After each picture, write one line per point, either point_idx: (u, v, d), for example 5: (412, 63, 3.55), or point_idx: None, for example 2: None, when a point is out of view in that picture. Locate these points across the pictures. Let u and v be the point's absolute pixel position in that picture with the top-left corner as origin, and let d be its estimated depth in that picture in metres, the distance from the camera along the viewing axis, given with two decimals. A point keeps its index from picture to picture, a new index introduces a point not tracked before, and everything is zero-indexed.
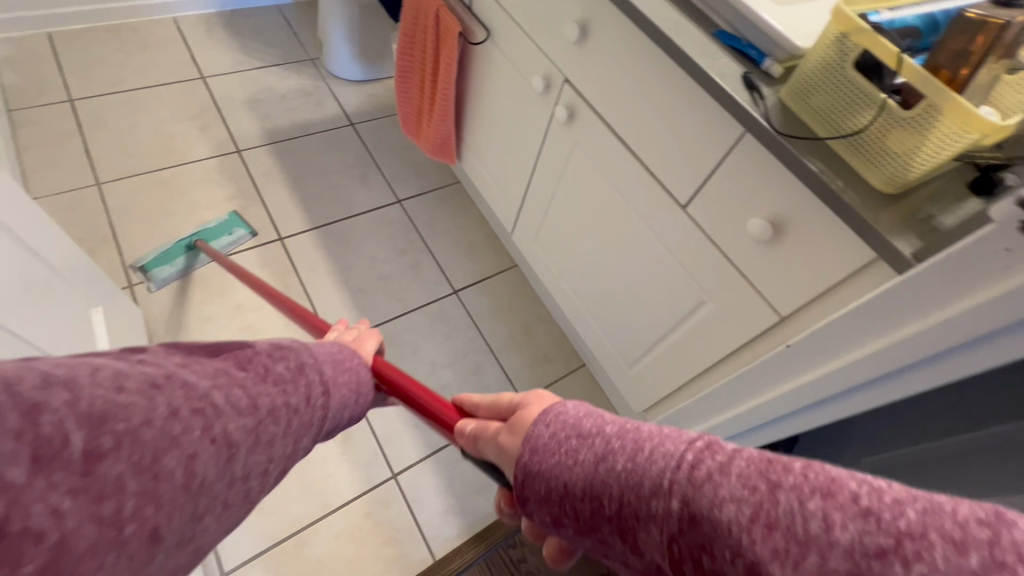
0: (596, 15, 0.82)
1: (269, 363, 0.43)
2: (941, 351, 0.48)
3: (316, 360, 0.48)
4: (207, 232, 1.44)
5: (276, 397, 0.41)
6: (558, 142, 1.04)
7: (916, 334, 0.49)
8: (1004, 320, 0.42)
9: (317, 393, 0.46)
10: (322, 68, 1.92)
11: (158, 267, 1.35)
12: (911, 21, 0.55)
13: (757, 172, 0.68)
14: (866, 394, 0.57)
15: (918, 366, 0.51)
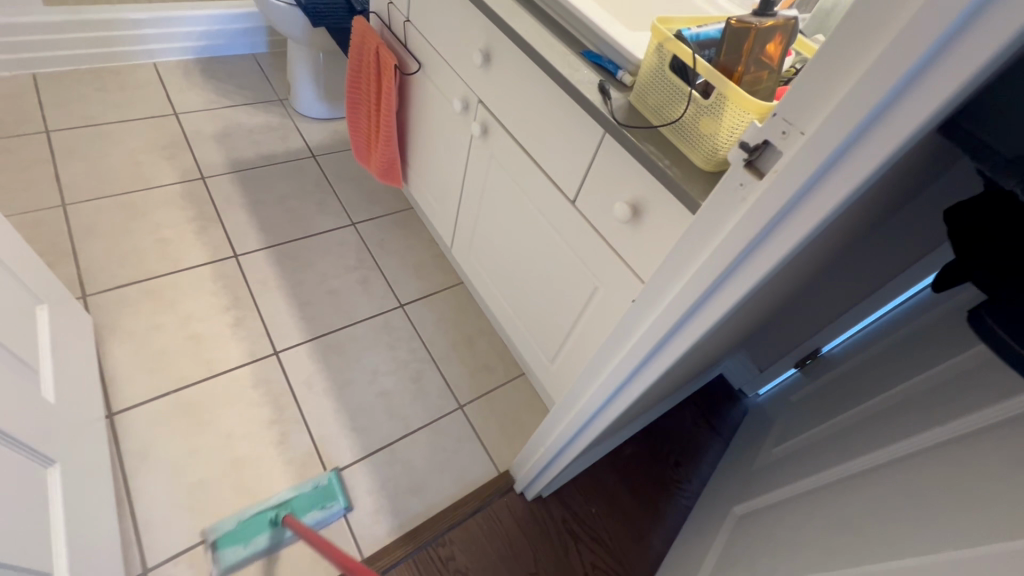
0: (495, 43, 0.97)
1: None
2: (717, 284, 0.56)
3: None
4: (299, 503, 1.18)
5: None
6: (478, 156, 1.16)
7: (699, 271, 0.56)
8: (745, 243, 0.50)
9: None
10: (290, 108, 2.09)
11: (228, 549, 1.09)
12: (712, 34, 0.69)
13: (617, 163, 0.80)
14: (678, 338, 0.64)
15: (706, 304, 0.58)
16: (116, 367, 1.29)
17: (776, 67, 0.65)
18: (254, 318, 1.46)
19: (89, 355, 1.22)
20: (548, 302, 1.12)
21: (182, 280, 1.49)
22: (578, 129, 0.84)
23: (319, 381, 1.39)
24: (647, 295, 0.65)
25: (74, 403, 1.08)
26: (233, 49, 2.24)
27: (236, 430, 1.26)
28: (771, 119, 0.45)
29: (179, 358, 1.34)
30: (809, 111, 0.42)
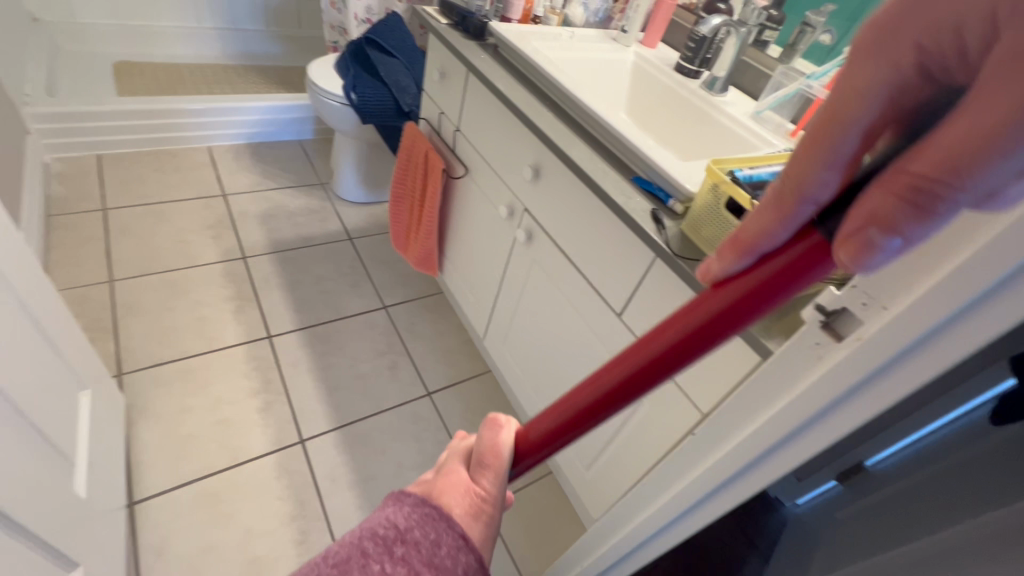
0: (545, 161, 1.03)
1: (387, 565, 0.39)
2: (792, 433, 0.55)
3: (430, 536, 0.43)
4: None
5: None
6: (520, 258, 1.20)
7: (772, 417, 0.56)
8: (822, 398, 0.50)
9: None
10: (331, 191, 2.20)
11: None
12: (765, 177, 0.73)
13: (667, 285, 0.82)
14: (747, 479, 0.62)
15: (780, 449, 0.57)
16: (143, 450, 1.27)
17: None
18: (282, 402, 1.46)
19: (120, 439, 1.21)
20: None
21: (216, 360, 1.50)
22: (628, 249, 0.88)
23: (342, 473, 1.35)
24: (712, 430, 0.65)
25: (101, 493, 1.05)
26: (282, 135, 2.40)
27: (255, 525, 1.21)
28: (850, 289, 0.46)
29: (205, 443, 1.32)
30: (892, 291, 0.43)
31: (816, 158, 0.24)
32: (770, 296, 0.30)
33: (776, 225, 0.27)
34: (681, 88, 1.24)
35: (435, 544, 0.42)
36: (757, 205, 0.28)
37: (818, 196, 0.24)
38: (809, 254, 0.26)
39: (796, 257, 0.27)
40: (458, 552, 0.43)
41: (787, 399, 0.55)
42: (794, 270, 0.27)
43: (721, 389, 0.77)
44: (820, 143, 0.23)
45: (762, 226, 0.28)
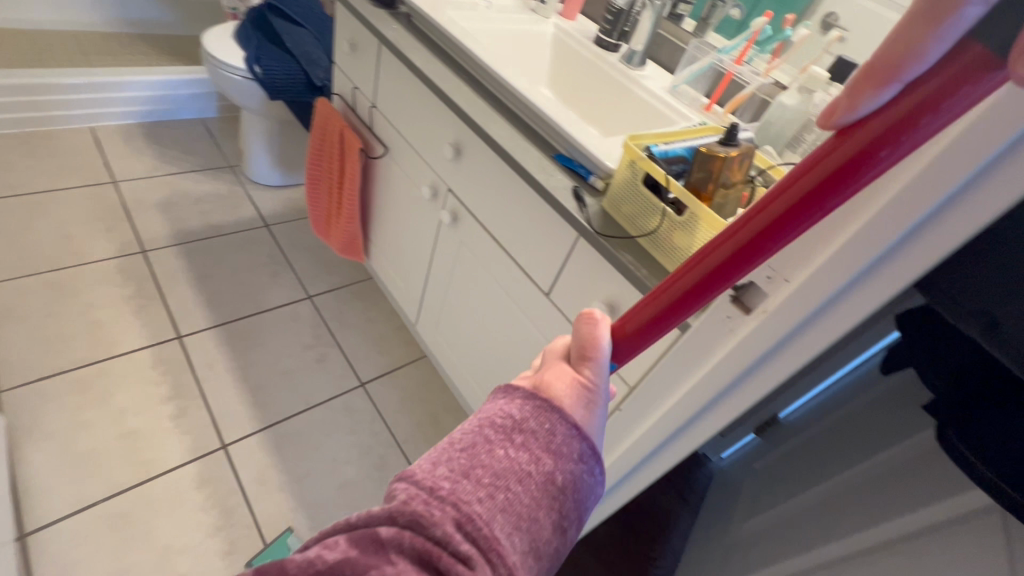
0: (465, 139, 0.99)
1: (504, 476, 0.35)
2: (710, 402, 0.57)
3: (547, 433, 0.38)
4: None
5: (485, 510, 0.33)
6: (447, 241, 1.16)
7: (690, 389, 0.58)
8: (734, 369, 0.52)
9: (565, 490, 0.36)
10: (241, 175, 2.03)
11: None
12: (680, 152, 0.73)
13: (591, 263, 0.82)
14: (672, 448, 0.65)
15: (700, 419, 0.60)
16: (34, 475, 1.14)
17: (741, 186, 0.70)
18: (199, 406, 1.35)
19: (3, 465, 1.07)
20: None
21: (117, 367, 1.36)
22: (552, 228, 0.87)
23: (272, 475, 1.28)
24: (639, 404, 0.67)
25: None
26: (181, 113, 2.17)
27: (175, 541, 1.12)
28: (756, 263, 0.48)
29: (111, 459, 1.20)
30: (794, 264, 0.45)
31: (918, 36, 0.25)
32: (865, 170, 0.30)
33: (866, 100, 0.28)
34: (601, 61, 1.23)
35: (551, 437, 0.37)
36: (847, 87, 0.28)
37: (927, 56, 0.25)
38: (916, 115, 0.27)
39: (901, 114, 0.27)
40: (573, 443, 0.38)
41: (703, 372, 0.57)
42: (894, 133, 0.28)
43: (645, 364, 0.78)
44: (934, 7, 0.23)
45: (853, 104, 0.29)
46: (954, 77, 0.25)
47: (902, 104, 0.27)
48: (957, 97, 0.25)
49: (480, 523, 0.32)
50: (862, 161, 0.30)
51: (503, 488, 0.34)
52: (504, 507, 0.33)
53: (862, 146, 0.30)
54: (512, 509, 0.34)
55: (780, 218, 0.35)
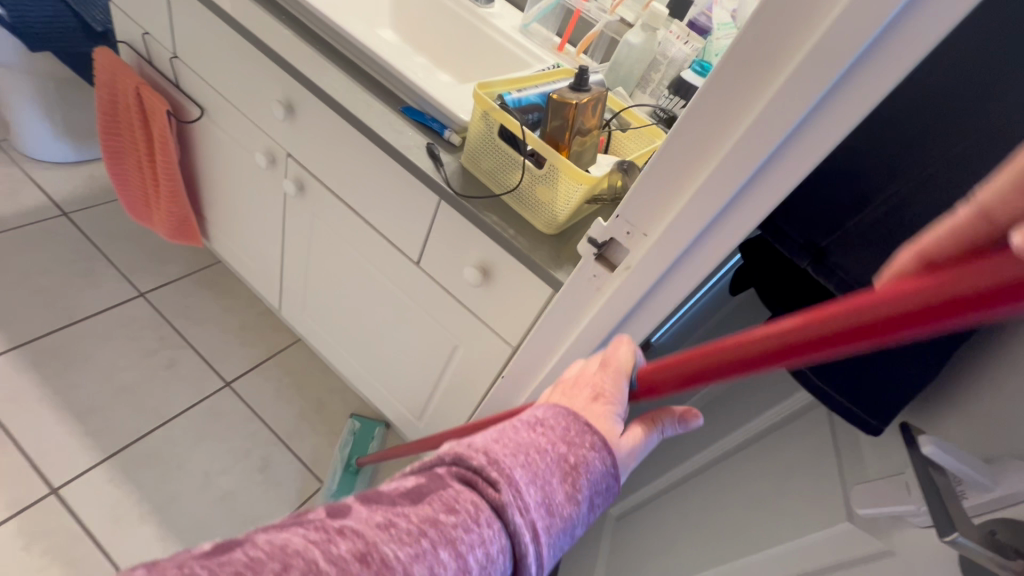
0: (296, 95, 0.85)
1: (531, 443, 0.37)
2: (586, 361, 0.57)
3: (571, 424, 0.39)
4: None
5: (510, 467, 0.35)
6: (298, 213, 1.02)
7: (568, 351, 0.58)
8: (606, 326, 0.52)
9: (580, 470, 0.37)
10: (13, 152, 1.59)
11: None
12: (534, 99, 0.69)
13: (457, 227, 0.76)
14: None
15: None
16: None
17: (598, 133, 0.69)
18: (8, 451, 1.09)
19: None
20: (407, 361, 1.05)
21: None
22: (411, 192, 0.79)
23: (128, 509, 1.10)
24: (522, 369, 0.66)
25: None
26: None
27: None
28: (615, 219, 0.47)
29: None
30: (651, 218, 0.45)
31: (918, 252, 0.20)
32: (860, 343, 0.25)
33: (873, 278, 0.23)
34: None
35: (569, 430, 0.39)
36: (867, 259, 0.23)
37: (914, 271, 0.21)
38: (924, 311, 0.21)
39: (888, 308, 0.23)
40: (588, 436, 0.39)
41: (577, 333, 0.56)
42: (888, 324, 0.23)
43: (525, 323, 0.77)
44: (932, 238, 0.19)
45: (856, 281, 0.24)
46: (957, 297, 0.20)
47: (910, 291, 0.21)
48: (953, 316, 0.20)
49: (507, 470, 0.35)
50: (876, 332, 0.24)
51: (525, 455, 0.36)
52: (525, 466, 0.36)
53: (872, 317, 0.24)
54: (534, 471, 0.36)
55: (774, 352, 0.30)
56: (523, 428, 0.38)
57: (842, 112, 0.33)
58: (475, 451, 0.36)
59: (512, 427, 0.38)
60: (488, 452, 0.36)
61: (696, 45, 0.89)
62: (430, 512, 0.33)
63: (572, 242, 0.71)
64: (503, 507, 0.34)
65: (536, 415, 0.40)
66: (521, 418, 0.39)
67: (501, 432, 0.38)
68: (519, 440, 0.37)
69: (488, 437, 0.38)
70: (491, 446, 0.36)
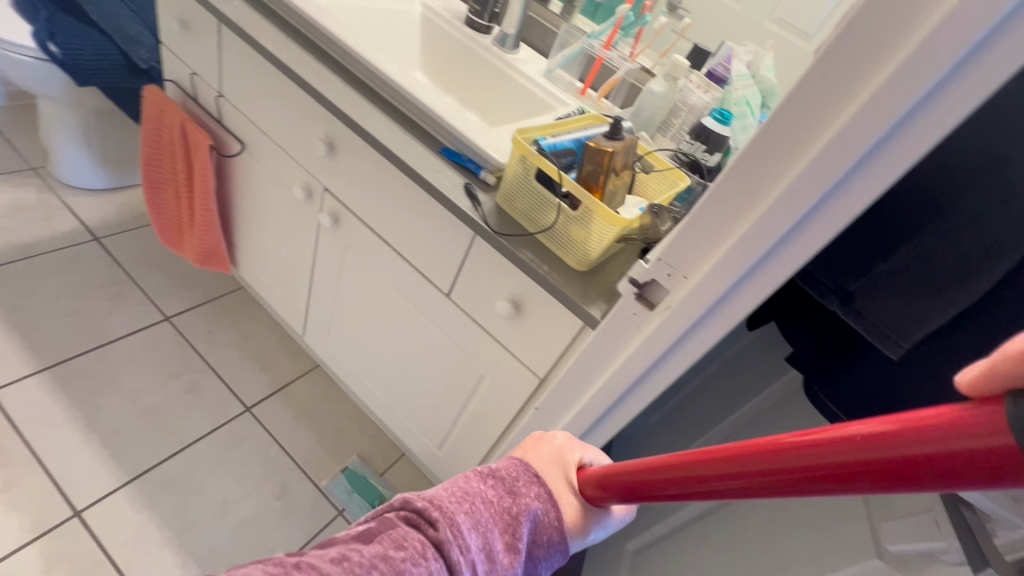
0: (338, 134, 0.90)
1: (482, 488, 0.42)
2: (620, 396, 0.60)
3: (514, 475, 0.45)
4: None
5: (458, 513, 0.40)
6: (330, 245, 1.06)
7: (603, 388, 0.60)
8: (643, 363, 0.55)
9: (523, 516, 0.42)
10: (50, 179, 1.65)
11: None
12: (567, 144, 0.74)
13: (490, 262, 0.80)
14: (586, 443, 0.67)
15: (613, 411, 0.62)
16: None
17: (627, 179, 0.73)
18: (35, 472, 1.11)
19: None
20: (430, 390, 1.07)
21: None
22: (446, 229, 0.83)
23: (147, 533, 1.11)
24: (555, 404, 0.68)
25: None
26: None
27: None
28: (658, 262, 0.50)
29: None
30: (691, 263, 0.48)
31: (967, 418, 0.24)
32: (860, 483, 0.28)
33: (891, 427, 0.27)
34: (474, 44, 1.19)
35: (515, 481, 0.44)
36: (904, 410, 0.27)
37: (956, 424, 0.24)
38: (947, 465, 0.25)
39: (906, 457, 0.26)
40: (534, 487, 0.44)
41: (613, 369, 0.59)
42: (899, 471, 0.26)
43: (553, 356, 0.79)
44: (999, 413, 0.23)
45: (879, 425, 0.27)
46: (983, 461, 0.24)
47: (939, 443, 0.25)
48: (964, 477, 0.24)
49: (450, 513, 0.39)
50: (884, 476, 0.27)
51: (469, 503, 0.41)
52: (468, 513, 0.40)
53: (882, 457, 0.27)
54: (477, 516, 0.40)
55: (776, 468, 0.32)
56: (474, 482, 0.43)
57: (874, 175, 0.37)
58: (431, 496, 0.41)
59: (466, 481, 0.43)
60: (441, 498, 0.41)
61: (715, 94, 0.95)
62: (382, 549, 0.36)
63: (601, 280, 0.75)
64: (444, 544, 0.38)
65: (490, 471, 0.45)
66: (477, 474, 0.44)
67: (456, 483, 0.43)
68: (470, 489, 0.42)
69: (444, 487, 0.42)
70: (446, 493, 0.41)
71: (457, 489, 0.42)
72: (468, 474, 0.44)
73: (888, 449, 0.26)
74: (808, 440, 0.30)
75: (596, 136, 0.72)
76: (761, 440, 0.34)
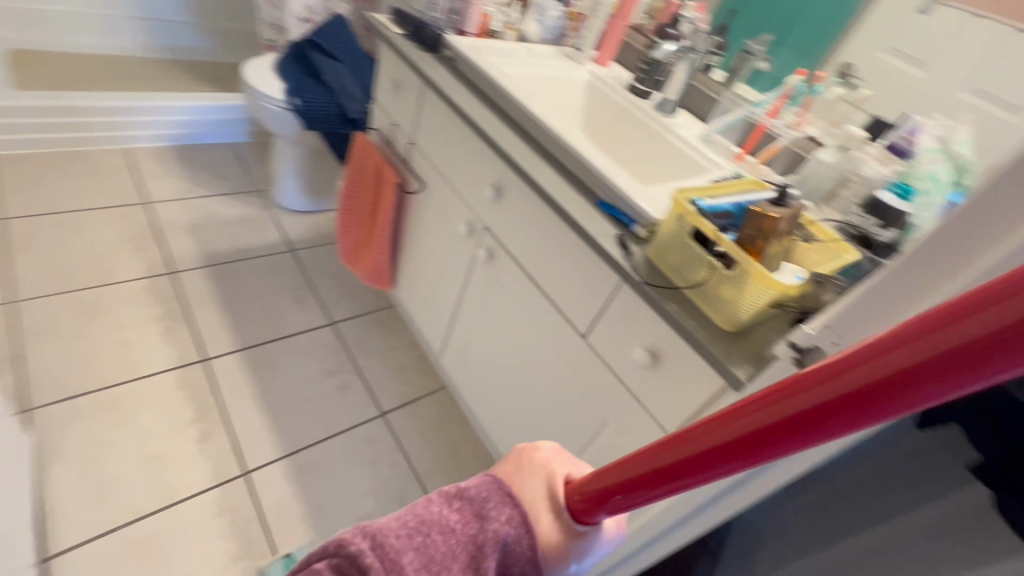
0: (507, 181, 1.02)
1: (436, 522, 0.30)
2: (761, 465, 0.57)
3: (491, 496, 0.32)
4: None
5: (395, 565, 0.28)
6: (481, 277, 1.18)
7: None
8: None
9: (489, 552, 0.29)
10: (269, 200, 2.06)
11: None
12: (727, 207, 0.75)
13: (633, 310, 0.83)
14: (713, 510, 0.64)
15: None
16: (55, 498, 1.12)
17: (787, 245, 0.72)
18: (222, 431, 1.34)
19: (26, 488, 1.06)
20: (549, 427, 1.11)
21: (144, 389, 1.36)
22: (592, 274, 0.89)
23: (292, 505, 1.27)
24: None
25: (2, 552, 0.92)
26: (215, 137, 2.21)
27: (193, 570, 1.11)
28: (823, 329, 0.49)
29: (134, 484, 1.19)
30: (862, 334, 0.46)
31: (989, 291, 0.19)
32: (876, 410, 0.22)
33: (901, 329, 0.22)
34: (634, 108, 1.27)
35: (487, 500, 0.31)
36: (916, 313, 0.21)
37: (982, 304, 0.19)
38: (979, 352, 0.19)
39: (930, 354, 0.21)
40: (509, 509, 0.30)
41: None
42: (925, 374, 0.21)
43: (686, 412, 0.79)
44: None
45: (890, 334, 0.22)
46: (1020, 330, 0.18)
47: (962, 329, 0.20)
48: (1003, 361, 0.19)
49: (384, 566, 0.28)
50: (903, 390, 0.21)
51: (420, 540, 0.29)
52: (414, 559, 0.28)
53: (899, 370, 0.21)
54: (426, 560, 0.28)
55: (764, 428, 0.25)
56: (426, 511, 0.30)
57: None
58: (365, 537, 0.29)
59: (415, 509, 0.30)
60: (377, 540, 0.29)
61: (897, 166, 0.90)
62: None
63: (748, 342, 0.73)
64: None
65: (454, 491, 0.31)
66: (434, 498, 0.31)
67: (401, 513, 0.30)
68: (421, 523, 0.30)
69: (388, 520, 0.30)
70: (386, 533, 0.29)
71: (401, 521, 0.30)
72: (425, 499, 0.31)
73: (910, 351, 0.21)
74: (803, 375, 0.24)
75: (759, 201, 0.73)
76: (729, 407, 0.27)
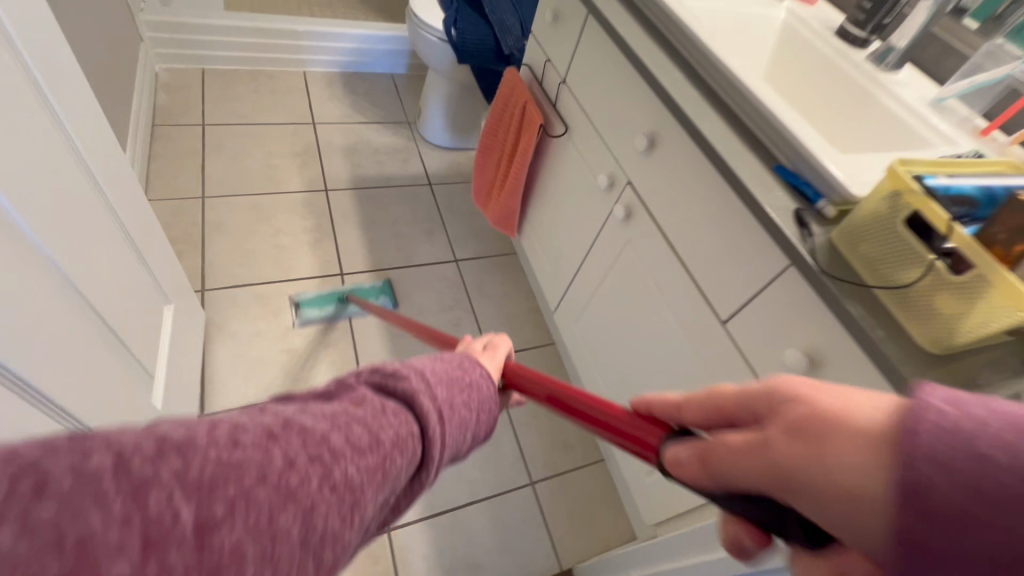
0: (664, 130, 0.89)
1: (377, 403, 0.35)
2: None
3: (432, 373, 0.42)
4: (361, 291, 1.57)
5: (340, 451, 0.30)
6: (613, 236, 1.08)
7: None
8: None
9: (406, 432, 0.35)
10: (416, 132, 2.12)
11: (308, 310, 1.48)
12: (968, 191, 0.56)
13: (797, 304, 0.69)
14: None
15: None
16: (216, 368, 1.32)
17: None
18: (347, 341, 1.46)
19: (197, 356, 1.26)
20: None
21: (290, 290, 1.52)
22: (751, 254, 0.75)
23: None
24: None
25: (179, 401, 1.12)
26: (377, 66, 2.31)
27: None
28: None
29: (273, 370, 1.36)
30: None
31: None
32: None
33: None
34: (841, 57, 1.03)
35: (408, 387, 0.38)
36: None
37: None
38: None
39: None
40: (427, 397, 0.38)
41: None
42: None
43: None
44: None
45: None
46: None
47: None
48: None
49: (329, 448, 0.29)
50: None
51: (345, 422, 0.32)
52: (353, 432, 0.32)
53: None
54: (369, 428, 0.33)
55: None
56: (342, 414, 0.32)
57: None
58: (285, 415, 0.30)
59: (348, 400, 0.35)
60: (291, 436, 0.29)
61: None
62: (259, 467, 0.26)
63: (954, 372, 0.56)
64: (325, 472, 0.28)
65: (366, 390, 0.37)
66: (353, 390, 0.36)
67: (331, 415, 0.32)
68: (358, 416, 0.33)
69: (311, 415, 0.31)
70: (293, 454, 0.28)
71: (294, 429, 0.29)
72: (347, 389, 0.37)
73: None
74: None
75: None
76: None
